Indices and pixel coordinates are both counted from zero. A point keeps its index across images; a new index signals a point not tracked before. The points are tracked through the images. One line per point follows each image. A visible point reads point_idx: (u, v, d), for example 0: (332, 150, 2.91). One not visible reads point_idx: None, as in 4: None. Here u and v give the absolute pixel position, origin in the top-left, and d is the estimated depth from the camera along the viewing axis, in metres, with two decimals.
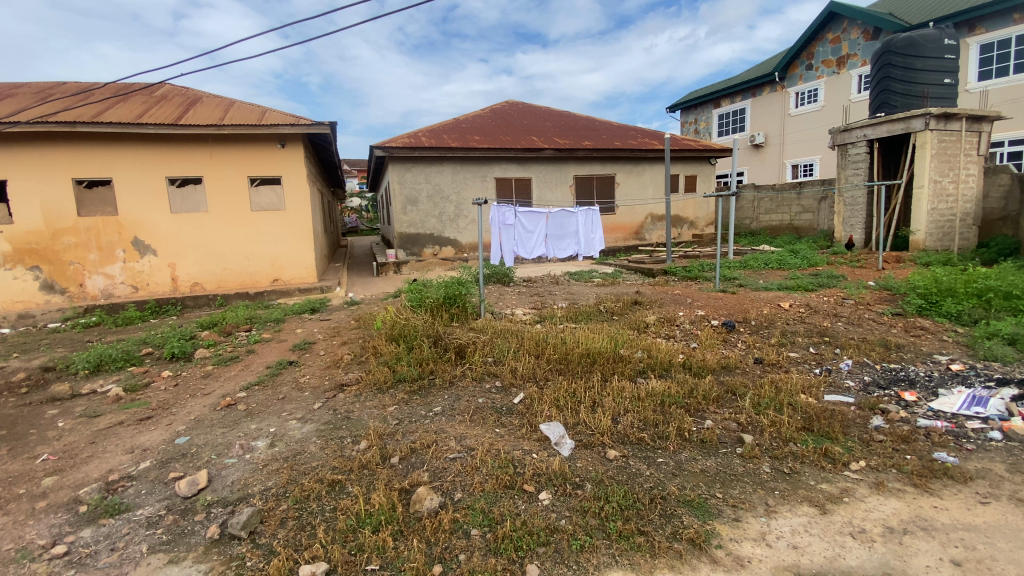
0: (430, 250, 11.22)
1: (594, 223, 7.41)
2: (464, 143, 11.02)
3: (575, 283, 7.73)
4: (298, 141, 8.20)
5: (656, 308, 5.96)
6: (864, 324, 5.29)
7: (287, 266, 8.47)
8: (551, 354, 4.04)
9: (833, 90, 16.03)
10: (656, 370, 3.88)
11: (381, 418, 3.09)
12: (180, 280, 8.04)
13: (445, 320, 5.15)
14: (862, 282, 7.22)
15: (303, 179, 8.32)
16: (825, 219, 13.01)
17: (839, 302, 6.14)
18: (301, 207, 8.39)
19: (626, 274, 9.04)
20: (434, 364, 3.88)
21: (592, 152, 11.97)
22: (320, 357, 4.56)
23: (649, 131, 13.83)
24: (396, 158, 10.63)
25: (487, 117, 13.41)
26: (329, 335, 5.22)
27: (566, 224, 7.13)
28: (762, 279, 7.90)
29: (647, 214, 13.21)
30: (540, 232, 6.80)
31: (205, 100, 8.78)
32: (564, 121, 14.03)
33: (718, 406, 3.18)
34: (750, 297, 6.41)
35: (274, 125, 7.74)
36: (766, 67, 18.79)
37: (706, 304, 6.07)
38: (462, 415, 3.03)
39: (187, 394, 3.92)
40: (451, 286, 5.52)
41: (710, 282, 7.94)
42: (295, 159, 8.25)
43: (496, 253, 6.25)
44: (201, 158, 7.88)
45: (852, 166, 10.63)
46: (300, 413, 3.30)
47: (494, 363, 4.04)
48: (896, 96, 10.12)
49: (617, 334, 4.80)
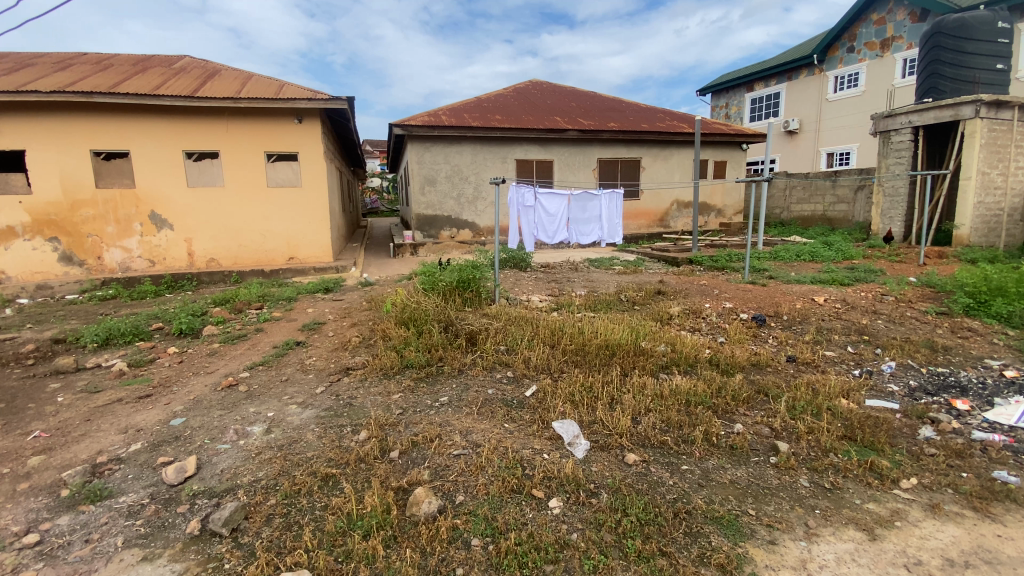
0: (447, 233, 11.04)
1: (617, 208, 6.98)
2: (485, 122, 10.71)
3: (595, 270, 7.45)
4: (315, 116, 8.01)
5: (680, 299, 5.67)
6: (906, 323, 4.91)
7: (301, 244, 8.34)
8: (567, 344, 3.82)
9: (876, 73, 15.17)
10: (680, 366, 3.63)
11: (384, 407, 2.90)
12: (196, 256, 8.00)
13: (457, 305, 4.95)
14: (903, 278, 6.78)
15: (319, 156, 8.15)
16: (861, 211, 12.47)
17: (878, 299, 5.74)
18: (317, 184, 8.23)
19: (649, 263, 8.73)
20: (443, 350, 3.70)
21: (617, 134, 11.54)
22: (328, 338, 4.41)
23: (678, 114, 13.30)
24: (414, 136, 10.40)
25: (510, 97, 13.05)
26: (338, 316, 5.08)
27: (588, 209, 6.73)
28: (794, 272, 7.50)
29: (672, 201, 12.77)
30: (561, 216, 6.44)
31: (223, 72, 8.63)
32: (590, 102, 13.57)
33: (748, 408, 2.92)
34: (781, 290, 6.06)
35: (291, 99, 7.54)
36: (804, 49, 17.89)
37: (735, 297, 5.77)
38: (469, 406, 2.82)
39: (190, 372, 3.82)
40: (465, 269, 5.32)
41: (738, 272, 7.58)
42: (312, 135, 8.07)
43: (513, 239, 5.95)
44: (218, 132, 7.77)
45: (893, 154, 10.03)
46: (300, 397, 3.13)
47: (506, 352, 3.85)
48: (944, 81, 9.41)
49: (638, 325, 4.55)
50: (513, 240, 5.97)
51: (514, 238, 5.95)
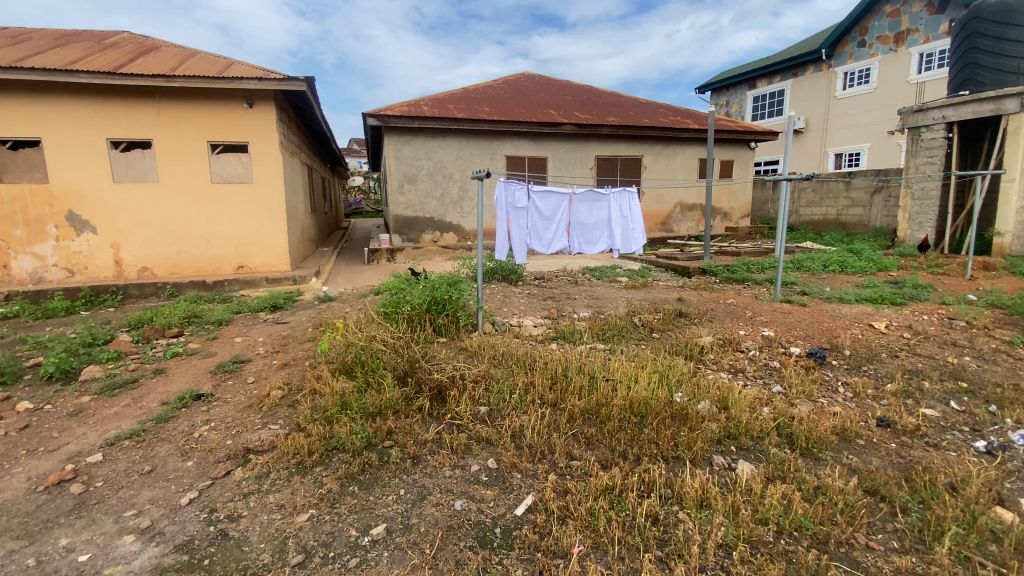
0: (429, 236, 9.87)
1: (631, 209, 5.71)
2: (471, 113, 9.57)
3: (598, 283, 6.32)
4: (268, 100, 6.80)
5: (707, 325, 4.56)
6: (1004, 360, 3.81)
7: (253, 251, 7.09)
8: (576, 405, 2.69)
9: (889, 69, 14.31)
10: (739, 443, 2.52)
11: (277, 546, 1.75)
12: (125, 264, 6.75)
13: (427, 336, 3.80)
14: (961, 296, 5.71)
15: (274, 147, 6.94)
16: (877, 215, 11.49)
17: (948, 324, 4.65)
18: (271, 180, 6.99)
19: (657, 273, 7.63)
20: (396, 418, 2.54)
21: (618, 129, 10.45)
22: (245, 388, 3.21)
23: (682, 109, 12.25)
24: (391, 128, 9.22)
25: (500, 89, 11.94)
26: (271, 350, 3.87)
27: (594, 211, 5.51)
28: (829, 286, 6.41)
29: (676, 203, 11.70)
30: (560, 220, 5.26)
31: (163, 50, 7.41)
32: (586, 95, 12.49)
33: (874, 539, 1.83)
34: (826, 312, 4.97)
35: (237, 78, 6.35)
36: (810, 44, 17.00)
37: (774, 322, 4.68)
38: (421, 549, 1.69)
39: (23, 451, 2.60)
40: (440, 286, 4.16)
41: (764, 287, 6.49)
42: (265, 122, 6.86)
43: (503, 250, 4.84)
44: (152, 118, 6.55)
45: (924, 153, 8.97)
46: (151, 518, 1.95)
47: (488, 415, 2.70)
48: (983, 70, 8.46)
49: (665, 367, 3.40)
50: (504, 250, 4.86)
51: (504, 248, 4.84)
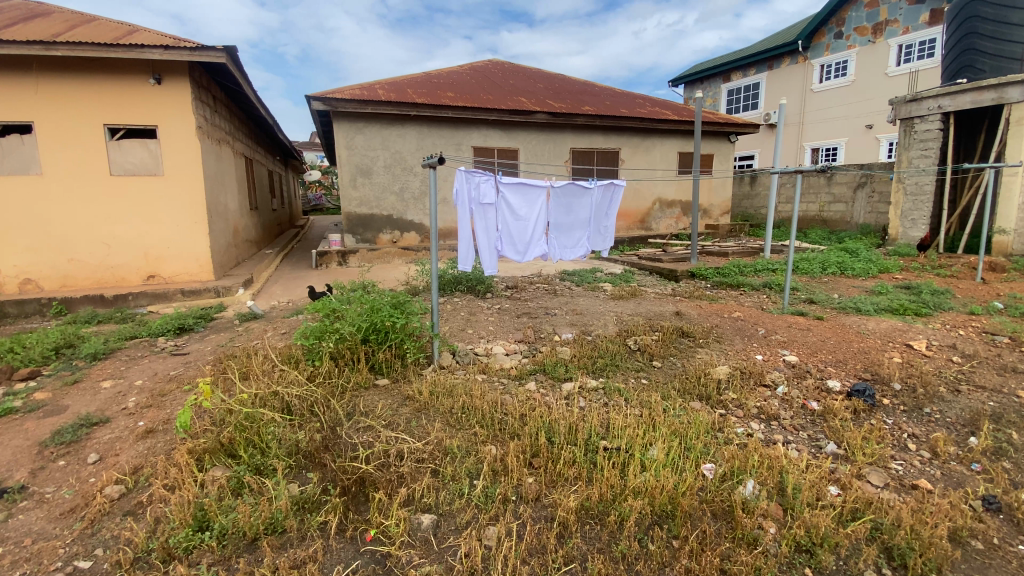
0: (387, 237, 8.80)
1: (614, 203, 4.78)
2: (432, 99, 8.54)
3: (579, 291, 5.43)
4: (180, 75, 5.64)
5: (717, 349, 3.73)
6: None
7: (166, 257, 5.88)
8: (568, 507, 1.77)
9: (867, 62, 13.96)
10: (820, 568, 1.65)
11: None
12: (3, 275, 5.50)
13: (361, 381, 2.83)
14: (986, 304, 5.06)
15: (189, 132, 5.76)
16: (860, 211, 11.01)
17: (994, 343, 3.94)
18: (187, 173, 5.81)
19: (643, 277, 6.81)
20: (281, 553, 1.58)
21: (594, 119, 9.61)
22: (79, 478, 2.18)
23: (660, 100, 11.51)
24: (341, 114, 8.10)
25: (466, 75, 10.92)
26: (144, 403, 2.82)
27: (574, 208, 4.56)
28: (836, 293, 5.70)
29: (655, 199, 10.95)
30: (535, 220, 4.31)
31: (56, 15, 6.15)
32: (559, 84, 11.61)
33: None
34: (850, 328, 4.21)
35: (137, 46, 5.18)
36: (784, 36, 16.58)
37: (794, 342, 3.88)
38: None
39: None
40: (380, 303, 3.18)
41: (766, 294, 5.72)
42: (179, 101, 5.70)
43: (468, 260, 3.88)
44: (32, 95, 5.33)
45: (918, 145, 8.48)
46: None
47: (437, 526, 1.76)
48: (983, 56, 8.04)
49: (682, 422, 2.52)
50: (468, 260, 3.90)
51: (469, 257, 3.88)
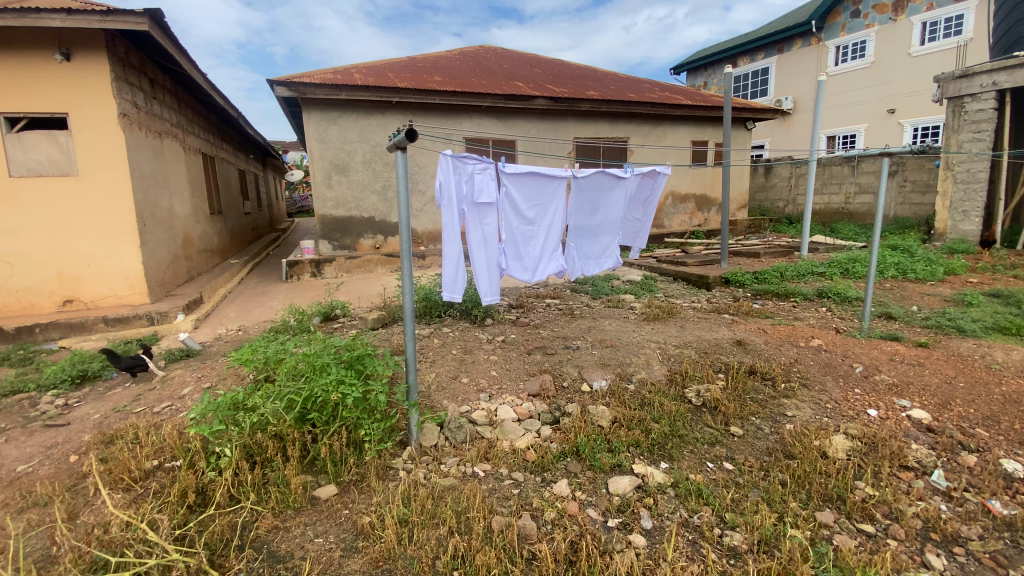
0: (368, 242, 7.70)
1: (649, 195, 3.73)
2: (415, 84, 7.42)
3: (600, 309, 4.35)
4: (96, 49, 4.52)
5: (806, 405, 2.68)
6: None
7: (86, 277, 4.75)
8: None
9: (888, 41, 12.91)
10: None
11: None
12: None
13: (290, 502, 1.78)
14: None
15: (110, 120, 4.64)
16: (890, 202, 9.99)
17: None
18: (106, 171, 4.66)
19: (668, 287, 5.75)
20: None
21: (600, 104, 8.53)
22: None
23: (670, 84, 10.43)
24: (310, 101, 6.98)
25: (455, 60, 9.81)
26: None
27: (603, 206, 3.46)
28: (913, 304, 4.65)
29: (667, 193, 9.87)
30: (550, 224, 3.22)
31: None
32: (558, 69, 10.50)
33: None
34: (974, 360, 3.14)
35: (30, 10, 4.05)
36: (795, 17, 15.50)
37: (910, 388, 2.82)
38: None
39: None
40: (332, 359, 2.13)
41: (825, 310, 4.66)
42: (95, 82, 4.58)
43: (457, 286, 2.76)
44: None
45: (969, 127, 7.44)
46: None
47: None
48: None
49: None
50: (458, 288, 2.78)
51: (458, 284, 2.76)
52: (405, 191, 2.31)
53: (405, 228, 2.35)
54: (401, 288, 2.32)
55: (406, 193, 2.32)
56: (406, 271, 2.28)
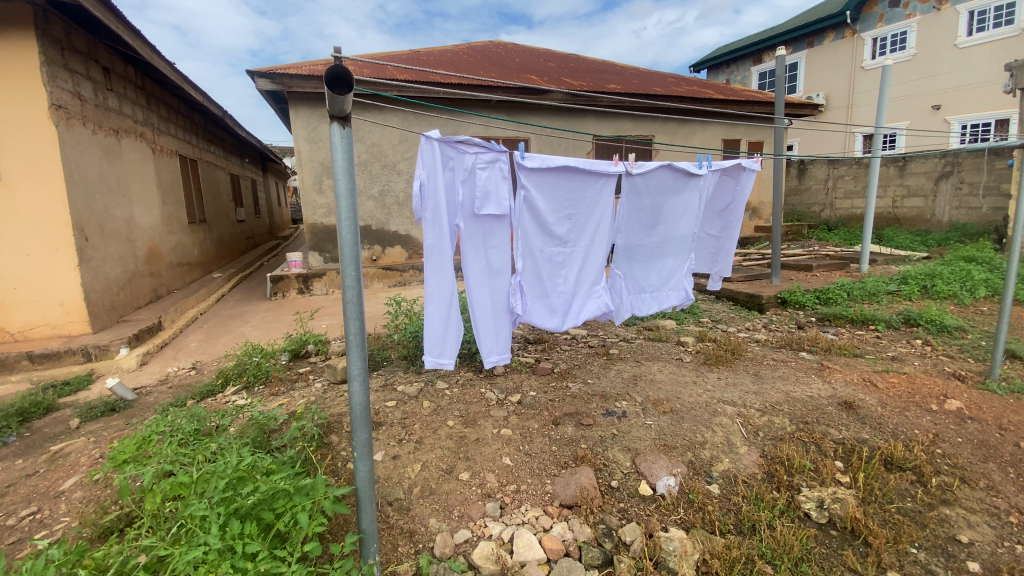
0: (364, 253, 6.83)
1: (729, 204, 2.86)
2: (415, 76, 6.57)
3: (639, 344, 3.42)
4: (26, 29, 3.70)
5: (981, 529, 1.76)
6: None
7: (14, 304, 3.91)
8: None
9: (932, 32, 11.85)
10: None
11: None
12: None
13: None
14: None
15: (42, 115, 3.81)
16: (944, 207, 8.95)
17: None
18: (37, 176, 3.83)
19: (712, 310, 4.80)
20: None
21: (622, 100, 7.62)
22: None
23: (697, 79, 9.49)
24: (296, 96, 6.16)
25: (461, 53, 8.96)
26: None
27: (668, 220, 2.55)
28: None
29: None
30: (589, 248, 2.32)
31: None
32: (573, 63, 9.62)
33: None
34: None
35: None
36: (825, 9, 14.46)
37: None
38: None
39: None
40: (234, 490, 1.26)
41: (920, 346, 3.69)
42: (20, 65, 3.74)
43: (445, 348, 1.95)
44: None
45: None
46: None
47: None
48: None
49: None
50: (448, 349, 1.97)
51: (448, 344, 1.95)
52: (348, 206, 1.34)
53: (352, 270, 1.35)
54: (348, 371, 1.37)
55: (351, 208, 1.34)
56: (354, 341, 1.33)
